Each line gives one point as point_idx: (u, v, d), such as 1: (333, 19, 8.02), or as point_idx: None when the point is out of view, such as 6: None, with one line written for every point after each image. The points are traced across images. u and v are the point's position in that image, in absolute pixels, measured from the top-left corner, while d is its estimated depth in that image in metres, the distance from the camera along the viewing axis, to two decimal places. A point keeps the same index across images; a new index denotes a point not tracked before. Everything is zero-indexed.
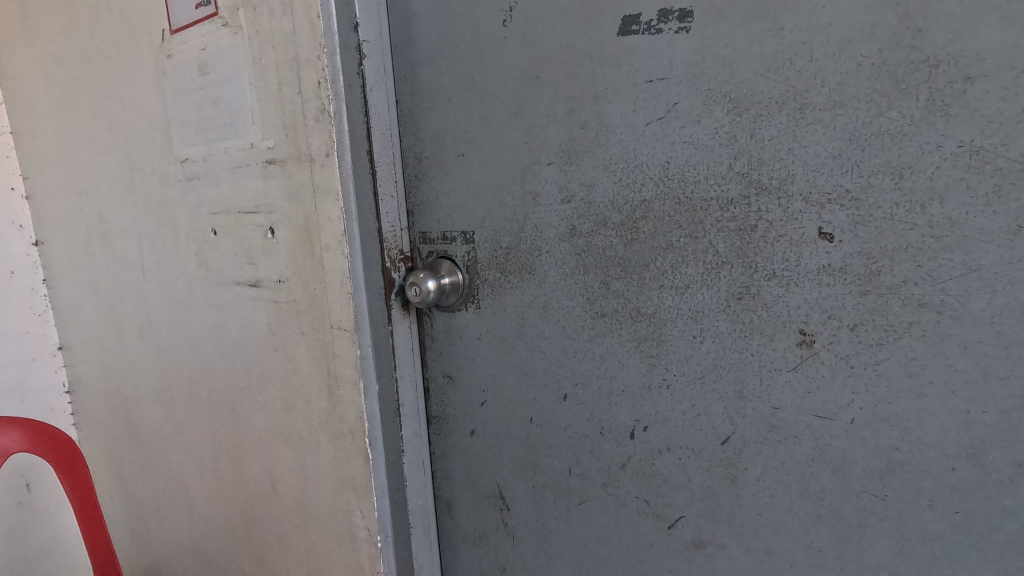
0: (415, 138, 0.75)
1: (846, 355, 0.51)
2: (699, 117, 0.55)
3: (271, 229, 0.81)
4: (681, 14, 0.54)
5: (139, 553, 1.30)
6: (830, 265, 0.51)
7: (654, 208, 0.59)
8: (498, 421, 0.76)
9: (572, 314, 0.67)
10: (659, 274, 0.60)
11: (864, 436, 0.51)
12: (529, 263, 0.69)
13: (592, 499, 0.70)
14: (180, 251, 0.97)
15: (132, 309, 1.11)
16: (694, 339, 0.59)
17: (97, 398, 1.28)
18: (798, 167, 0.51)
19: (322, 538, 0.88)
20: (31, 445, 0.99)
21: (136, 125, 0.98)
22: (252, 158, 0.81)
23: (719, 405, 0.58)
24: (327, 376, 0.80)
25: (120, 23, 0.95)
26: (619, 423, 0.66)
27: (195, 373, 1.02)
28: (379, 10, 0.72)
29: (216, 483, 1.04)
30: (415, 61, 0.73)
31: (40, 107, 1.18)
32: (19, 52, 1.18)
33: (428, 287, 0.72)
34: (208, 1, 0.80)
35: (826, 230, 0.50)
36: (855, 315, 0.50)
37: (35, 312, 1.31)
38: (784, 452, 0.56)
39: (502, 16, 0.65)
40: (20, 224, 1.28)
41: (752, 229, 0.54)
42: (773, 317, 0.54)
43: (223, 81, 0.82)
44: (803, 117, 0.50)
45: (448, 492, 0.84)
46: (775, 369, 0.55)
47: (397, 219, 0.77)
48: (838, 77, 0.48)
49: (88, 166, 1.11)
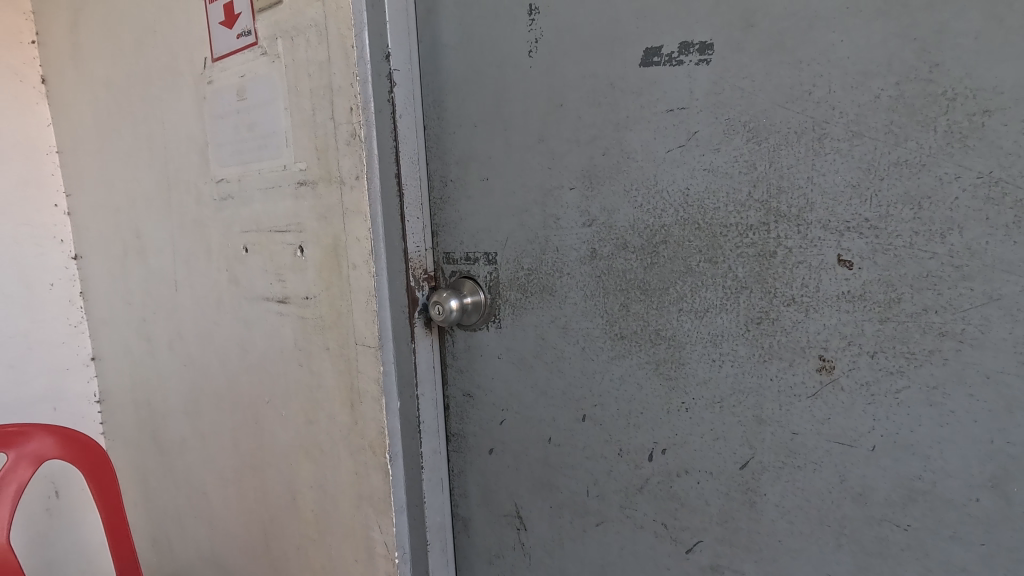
0: (441, 161, 0.78)
1: (866, 382, 0.51)
2: (718, 145, 0.56)
3: (300, 248, 0.84)
4: (701, 47, 0.56)
5: (160, 562, 1.33)
6: (850, 291, 0.51)
7: (674, 232, 0.60)
8: (516, 439, 0.77)
9: (592, 335, 0.68)
10: (679, 298, 0.61)
11: (885, 464, 0.51)
12: (549, 285, 0.70)
13: (609, 521, 0.70)
14: (212, 268, 1.01)
15: (164, 322, 1.15)
16: (713, 362, 0.59)
17: (126, 408, 1.32)
18: (816, 196, 0.52)
19: (340, 552, 0.89)
20: (64, 453, 1.01)
21: (174, 147, 1.03)
22: (284, 179, 0.84)
23: (738, 430, 0.59)
24: (350, 390, 0.82)
25: (164, 51, 1.00)
26: (637, 445, 0.66)
27: (221, 385, 1.05)
28: (410, 41, 0.76)
29: (238, 495, 1.06)
30: (442, 88, 0.76)
31: (85, 129, 1.24)
32: (68, 78, 1.25)
33: (450, 307, 0.74)
34: (248, 31, 0.85)
35: (845, 257, 0.51)
36: (875, 341, 0.50)
37: (71, 323, 1.37)
38: (804, 479, 0.55)
39: (528, 47, 0.68)
40: (61, 238, 1.34)
41: (771, 254, 0.55)
42: (792, 342, 0.54)
43: (259, 106, 0.86)
44: (821, 146, 0.51)
45: (465, 509, 0.84)
46: (794, 395, 0.55)
47: (422, 240, 0.79)
48: (856, 108, 0.49)
49: (128, 185, 1.16)
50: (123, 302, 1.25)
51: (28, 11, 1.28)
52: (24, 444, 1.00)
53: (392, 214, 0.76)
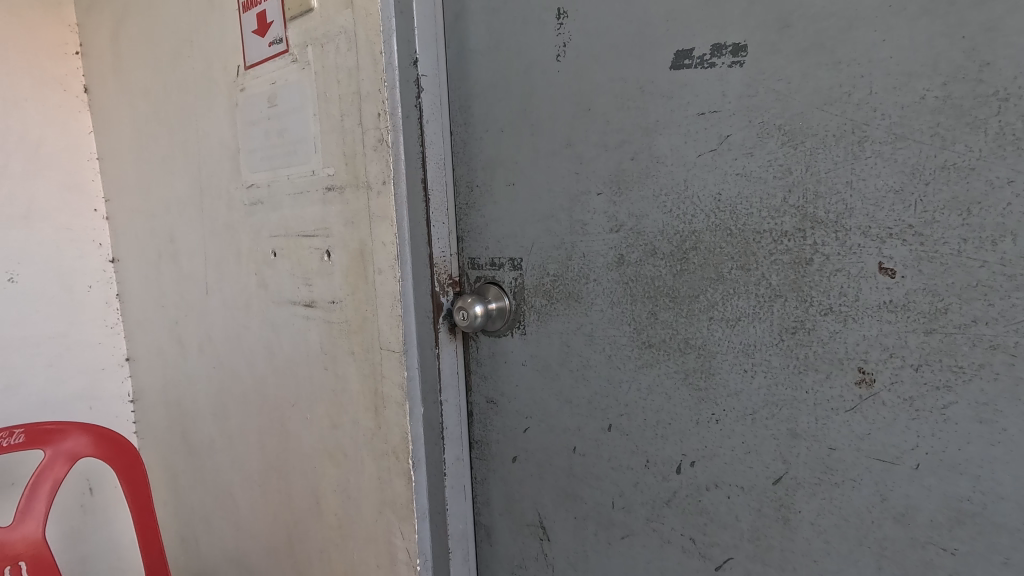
0: (467, 166, 0.78)
1: (910, 397, 0.49)
2: (752, 149, 0.55)
3: (327, 252, 0.85)
4: (734, 48, 0.55)
5: (187, 560, 1.35)
6: (892, 301, 0.49)
7: (705, 239, 0.59)
8: (540, 448, 0.76)
9: (619, 344, 0.66)
10: (710, 306, 0.59)
11: (930, 483, 0.49)
12: (576, 291, 0.69)
13: (636, 534, 0.68)
14: (242, 271, 1.02)
15: (195, 324, 1.17)
16: (745, 373, 0.58)
17: (158, 408, 1.35)
18: (856, 201, 0.50)
19: (362, 557, 0.89)
20: (97, 450, 1.03)
21: (208, 152, 1.05)
22: (312, 184, 0.85)
23: (771, 444, 0.57)
24: (374, 395, 0.82)
25: (200, 60, 1.03)
26: (664, 456, 0.64)
27: (249, 387, 1.06)
28: (437, 47, 0.76)
29: (263, 497, 1.07)
30: (469, 94, 0.76)
31: (124, 137, 1.28)
32: (108, 87, 1.29)
33: (475, 312, 0.74)
34: (279, 39, 0.86)
35: (887, 265, 0.49)
36: (919, 354, 0.48)
37: (107, 324, 1.41)
38: (842, 497, 0.53)
39: (556, 51, 0.67)
40: (99, 242, 1.38)
41: (806, 261, 0.53)
42: (830, 353, 0.52)
43: (289, 113, 0.87)
44: (861, 149, 0.49)
45: (487, 517, 0.83)
46: (831, 409, 0.53)
47: (447, 245, 0.79)
48: (900, 109, 0.47)
49: (163, 190, 1.19)
50: (157, 304, 1.29)
51: (72, 24, 1.33)
52: (59, 442, 1.01)
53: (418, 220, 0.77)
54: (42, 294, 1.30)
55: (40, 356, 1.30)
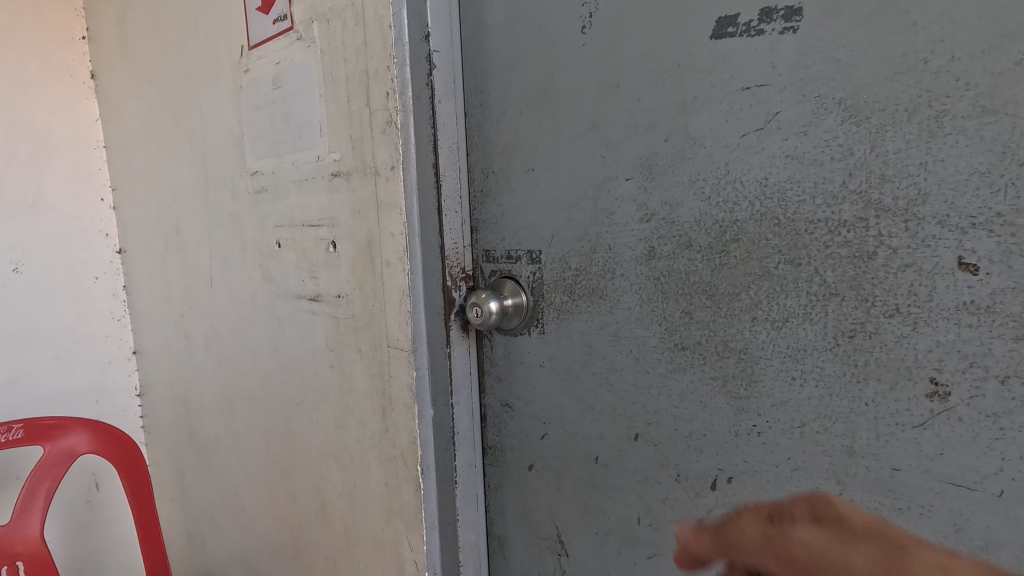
0: (483, 151, 0.72)
1: (993, 414, 0.42)
2: (805, 128, 0.48)
3: (334, 243, 0.80)
4: (787, 12, 0.48)
5: (194, 558, 1.32)
6: (973, 302, 0.42)
7: (748, 229, 0.52)
8: (559, 456, 0.70)
9: (647, 346, 0.60)
10: (753, 305, 0.53)
11: (1016, 514, 0.42)
12: (600, 288, 0.63)
13: (664, 554, 0.62)
14: (247, 262, 0.98)
15: (200, 318, 1.13)
16: (793, 381, 0.51)
17: (164, 403, 1.32)
18: (931, 186, 0.43)
19: (368, 566, 0.85)
20: (98, 448, 1.00)
21: (213, 139, 1.01)
22: (318, 171, 0.80)
23: (823, 461, 0.50)
24: (381, 396, 0.77)
25: (205, 41, 0.98)
26: (698, 471, 0.58)
27: (254, 384, 1.02)
28: (451, 20, 0.70)
29: (269, 497, 1.03)
30: (486, 72, 0.70)
31: (131, 124, 1.25)
32: (115, 72, 1.25)
33: (490, 308, 0.68)
34: (284, 16, 0.81)
35: (967, 260, 0.42)
36: (1006, 364, 0.41)
37: (114, 317, 1.38)
38: (906, 525, 0.47)
39: (581, 23, 0.61)
40: (107, 233, 1.35)
41: (869, 255, 0.46)
42: (895, 361, 0.46)
43: (295, 95, 0.82)
44: (939, 126, 0.42)
45: (501, 528, 0.78)
46: (895, 424, 0.46)
47: (460, 235, 0.74)
48: (988, 78, 0.40)
49: (168, 179, 1.15)
50: (165, 297, 1.25)
51: (80, 8, 1.29)
52: (60, 438, 0.98)
53: (429, 207, 0.71)
54: (49, 285, 1.27)
55: (47, 349, 1.28)
